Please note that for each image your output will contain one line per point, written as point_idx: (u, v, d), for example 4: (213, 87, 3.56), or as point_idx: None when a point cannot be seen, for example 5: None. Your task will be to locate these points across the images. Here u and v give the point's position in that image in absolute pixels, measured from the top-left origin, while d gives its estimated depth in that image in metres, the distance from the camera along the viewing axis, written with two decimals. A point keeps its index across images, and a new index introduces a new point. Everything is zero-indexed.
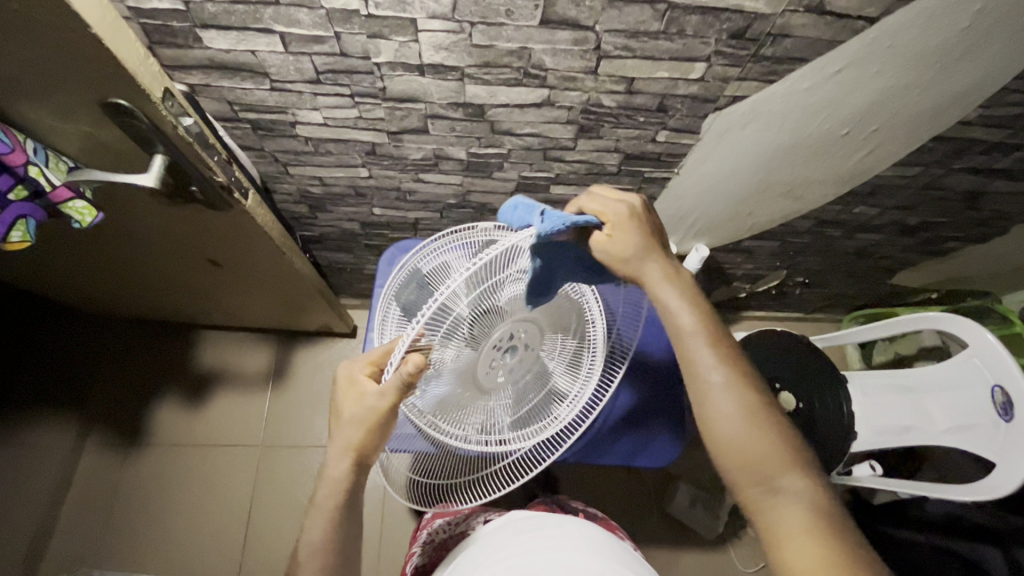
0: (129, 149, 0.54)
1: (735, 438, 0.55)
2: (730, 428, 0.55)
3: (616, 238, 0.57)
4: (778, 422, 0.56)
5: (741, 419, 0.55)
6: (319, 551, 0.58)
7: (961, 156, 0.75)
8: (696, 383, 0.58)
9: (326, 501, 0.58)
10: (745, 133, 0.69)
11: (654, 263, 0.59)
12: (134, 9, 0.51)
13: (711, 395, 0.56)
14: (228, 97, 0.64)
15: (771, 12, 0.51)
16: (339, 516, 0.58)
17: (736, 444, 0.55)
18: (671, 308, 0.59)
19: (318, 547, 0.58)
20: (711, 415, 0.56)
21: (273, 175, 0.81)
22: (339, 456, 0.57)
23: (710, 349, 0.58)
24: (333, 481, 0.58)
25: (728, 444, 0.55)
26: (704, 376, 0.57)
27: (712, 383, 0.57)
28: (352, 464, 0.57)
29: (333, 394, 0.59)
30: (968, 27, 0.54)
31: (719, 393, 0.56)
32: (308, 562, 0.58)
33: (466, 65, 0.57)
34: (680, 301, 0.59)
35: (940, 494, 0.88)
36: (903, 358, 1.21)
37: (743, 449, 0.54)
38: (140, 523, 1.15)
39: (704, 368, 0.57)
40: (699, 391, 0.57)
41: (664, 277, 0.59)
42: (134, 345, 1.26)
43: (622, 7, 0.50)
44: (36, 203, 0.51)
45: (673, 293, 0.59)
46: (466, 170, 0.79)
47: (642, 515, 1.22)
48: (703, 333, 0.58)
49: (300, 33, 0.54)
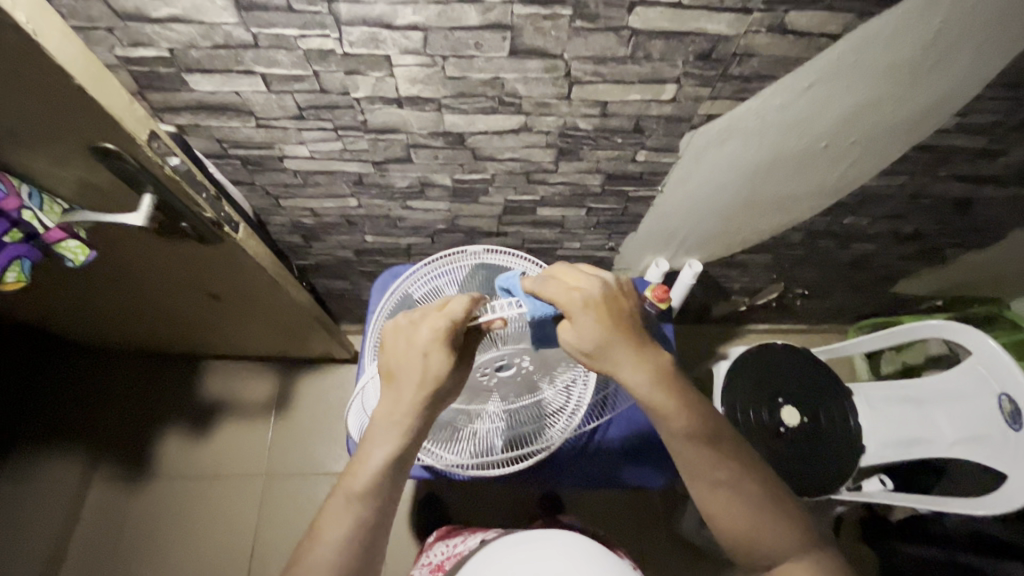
0: (120, 191, 0.56)
1: (741, 531, 0.55)
2: (734, 519, 0.55)
3: (580, 331, 0.55)
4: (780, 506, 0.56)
5: (745, 512, 0.55)
6: (370, 490, 0.52)
7: (946, 164, 0.75)
8: (700, 486, 0.56)
9: (386, 439, 0.53)
10: (725, 149, 0.69)
11: (626, 357, 0.55)
12: (123, 58, 0.54)
13: (712, 490, 0.55)
14: (217, 135, 0.66)
15: (734, 33, 0.52)
16: (383, 474, 0.53)
17: (739, 536, 0.55)
18: (659, 411, 0.55)
19: (364, 495, 0.52)
20: (715, 511, 0.55)
21: (266, 208, 0.84)
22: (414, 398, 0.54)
23: (700, 451, 0.55)
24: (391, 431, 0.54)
25: (734, 535, 0.55)
26: (703, 477, 0.56)
27: (713, 483, 0.55)
28: (426, 414, 0.55)
29: (396, 341, 0.56)
30: (933, 40, 0.55)
31: (717, 485, 0.55)
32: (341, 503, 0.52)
33: (442, 96, 0.59)
34: (665, 400, 0.55)
35: (946, 508, 0.85)
36: (911, 368, 1.18)
37: (746, 537, 0.55)
38: (146, 556, 1.15)
39: (697, 469, 0.56)
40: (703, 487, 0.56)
41: (643, 377, 0.56)
42: (139, 377, 1.28)
43: (587, 35, 0.51)
44: (31, 245, 0.53)
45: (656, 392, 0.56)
46: (453, 197, 0.81)
47: (650, 537, 1.19)
48: (686, 427, 0.55)
49: (280, 72, 0.56)
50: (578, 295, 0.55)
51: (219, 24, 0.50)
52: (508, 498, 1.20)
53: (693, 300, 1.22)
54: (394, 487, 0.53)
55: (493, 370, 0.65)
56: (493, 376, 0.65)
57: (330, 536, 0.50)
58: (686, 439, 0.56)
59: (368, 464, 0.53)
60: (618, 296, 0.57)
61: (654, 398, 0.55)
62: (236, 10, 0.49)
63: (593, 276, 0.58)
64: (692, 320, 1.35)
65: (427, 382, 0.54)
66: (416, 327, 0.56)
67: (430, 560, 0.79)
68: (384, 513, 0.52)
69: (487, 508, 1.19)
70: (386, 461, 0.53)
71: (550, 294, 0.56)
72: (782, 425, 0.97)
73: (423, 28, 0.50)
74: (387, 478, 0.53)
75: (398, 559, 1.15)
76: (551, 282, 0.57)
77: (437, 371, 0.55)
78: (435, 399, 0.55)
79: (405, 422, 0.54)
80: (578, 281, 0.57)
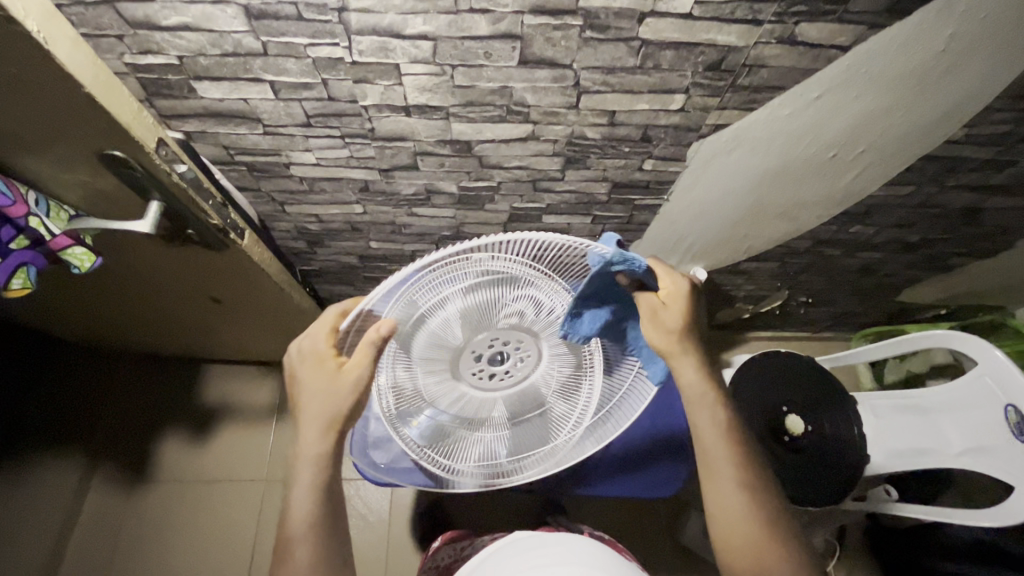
0: (127, 197, 0.56)
1: (747, 532, 0.56)
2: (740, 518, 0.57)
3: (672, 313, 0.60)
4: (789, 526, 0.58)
5: (754, 515, 0.57)
6: (309, 520, 0.57)
7: (953, 174, 0.75)
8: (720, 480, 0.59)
9: (307, 474, 0.58)
10: (732, 157, 0.69)
11: (692, 349, 0.61)
12: (131, 65, 0.54)
13: (727, 486, 0.58)
14: (223, 142, 0.66)
15: (744, 45, 0.52)
16: (325, 492, 0.58)
17: (741, 542, 0.57)
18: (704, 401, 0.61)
19: (304, 525, 0.57)
20: (722, 505, 0.58)
21: (271, 214, 0.84)
22: (315, 431, 0.58)
23: (731, 449, 0.59)
24: (317, 454, 0.58)
25: (735, 541, 0.57)
26: (722, 470, 0.58)
27: (730, 479, 0.58)
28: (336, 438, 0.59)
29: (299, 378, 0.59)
30: (943, 51, 0.55)
31: (731, 483, 0.58)
32: (291, 540, 0.57)
33: (451, 104, 0.59)
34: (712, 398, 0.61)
35: (950, 518, 0.85)
36: (915, 376, 1.18)
37: (750, 540, 0.56)
38: (145, 562, 1.15)
39: (722, 465, 0.59)
40: (718, 481, 0.59)
41: (696, 372, 0.61)
42: (140, 380, 1.27)
43: (597, 45, 0.51)
44: (37, 251, 0.53)
45: (705, 386, 0.61)
46: (458, 204, 0.81)
47: (652, 544, 1.19)
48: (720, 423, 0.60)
49: (289, 80, 0.56)
50: (683, 284, 0.61)
51: (228, 32, 0.50)
52: (511, 504, 1.19)
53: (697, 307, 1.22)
54: (332, 504, 0.59)
55: (482, 358, 0.61)
56: (482, 370, 0.62)
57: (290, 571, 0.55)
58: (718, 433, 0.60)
59: (295, 504, 0.58)
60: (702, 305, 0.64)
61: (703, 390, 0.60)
62: (246, 19, 0.48)
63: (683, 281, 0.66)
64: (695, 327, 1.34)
65: (330, 408, 0.57)
66: (301, 366, 0.58)
67: (438, 563, 0.79)
68: (333, 533, 0.58)
69: (489, 514, 1.19)
70: (309, 494, 0.58)
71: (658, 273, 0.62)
72: (785, 433, 0.98)
73: (433, 38, 0.50)
74: (322, 502, 0.58)
75: (400, 564, 1.15)
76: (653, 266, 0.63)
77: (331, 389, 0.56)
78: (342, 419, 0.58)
79: (318, 452, 0.58)
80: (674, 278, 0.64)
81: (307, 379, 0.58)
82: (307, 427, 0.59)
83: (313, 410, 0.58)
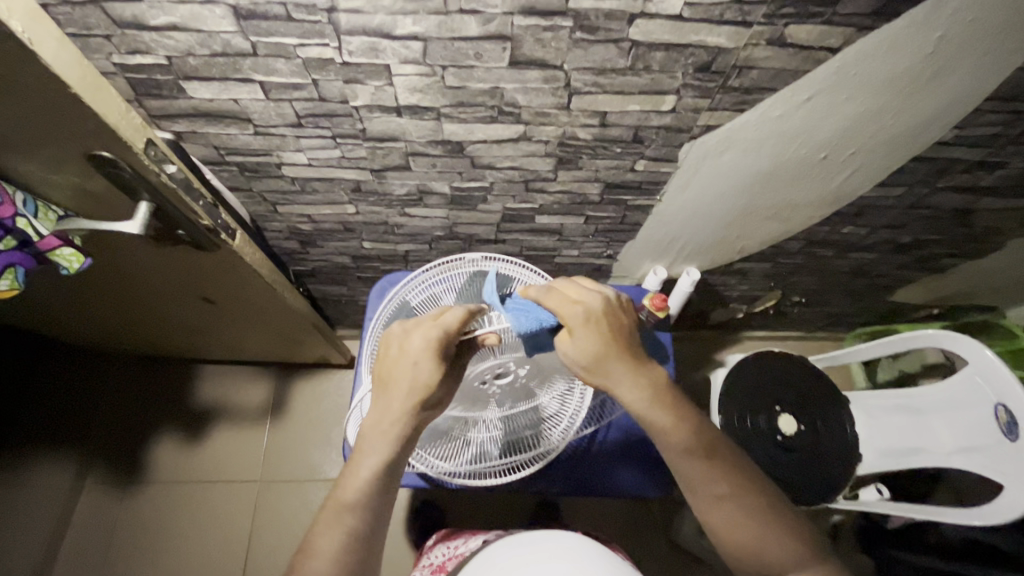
0: (116, 198, 0.56)
1: (748, 544, 0.53)
2: (737, 531, 0.54)
3: (580, 346, 0.55)
4: (786, 519, 0.55)
5: (750, 524, 0.54)
6: (363, 504, 0.51)
7: (943, 175, 0.75)
8: (700, 499, 0.55)
9: (379, 449, 0.52)
10: (723, 159, 0.69)
11: (625, 371, 0.56)
12: (120, 65, 0.54)
13: (713, 504, 0.55)
14: (214, 142, 0.66)
15: (734, 46, 0.52)
16: (388, 477, 0.52)
17: (748, 552, 0.53)
18: (655, 425, 0.56)
19: (356, 508, 0.51)
20: (718, 525, 0.54)
21: (263, 214, 0.83)
22: (398, 407, 0.53)
23: (701, 464, 0.55)
24: (390, 430, 0.53)
25: (738, 552, 0.54)
26: (704, 489, 0.55)
27: (713, 497, 0.55)
28: (416, 424, 0.54)
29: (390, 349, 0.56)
30: (932, 53, 0.55)
31: (717, 500, 0.54)
32: (336, 520, 0.50)
33: (442, 105, 0.59)
34: (663, 415, 0.56)
35: (941, 517, 0.85)
36: (907, 376, 1.19)
37: (754, 553, 0.53)
38: (138, 564, 1.14)
39: (701, 481, 0.55)
40: (705, 501, 0.55)
41: (638, 392, 0.56)
42: (134, 381, 1.27)
43: (587, 46, 0.51)
44: (25, 252, 0.53)
45: (653, 406, 0.56)
46: (451, 204, 0.80)
47: (646, 544, 1.19)
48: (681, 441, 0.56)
49: (279, 81, 0.56)
50: (577, 307, 0.56)
51: (217, 32, 0.50)
52: (506, 505, 1.19)
53: (691, 307, 1.22)
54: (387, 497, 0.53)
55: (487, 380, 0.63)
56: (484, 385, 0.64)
57: (323, 556, 0.48)
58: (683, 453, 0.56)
59: (357, 477, 0.52)
60: (618, 311, 0.57)
61: (651, 412, 0.56)
62: (235, 19, 0.48)
63: (590, 290, 0.59)
64: (690, 327, 1.35)
65: (421, 392, 0.54)
66: (409, 335, 0.55)
67: (430, 562, 0.78)
68: (378, 530, 0.51)
69: (483, 514, 1.19)
70: (375, 473, 0.52)
71: (550, 305, 0.57)
72: (779, 432, 0.97)
73: (423, 39, 0.50)
74: (380, 488, 0.52)
75: (396, 565, 1.15)
76: (552, 294, 0.58)
77: (429, 377, 0.54)
78: (425, 408, 0.54)
79: (395, 431, 0.53)
80: (578, 292, 0.58)
81: (420, 360, 0.54)
82: (391, 400, 0.54)
83: (403, 389, 0.54)
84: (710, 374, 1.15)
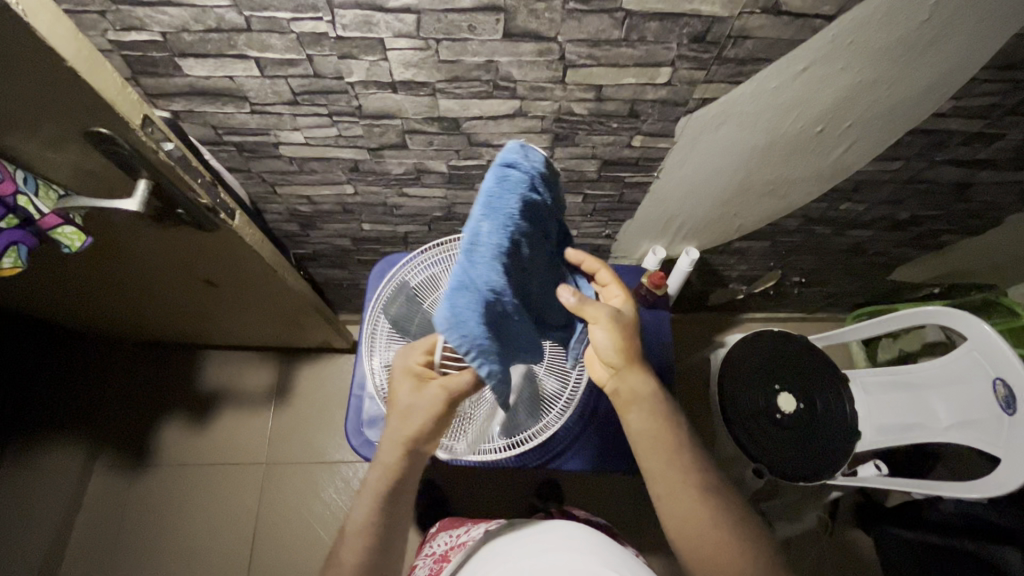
0: (115, 175, 0.56)
1: (699, 532, 0.56)
2: (691, 510, 0.56)
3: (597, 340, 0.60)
4: (751, 526, 0.57)
5: (705, 513, 0.56)
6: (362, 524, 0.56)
7: (941, 148, 0.75)
8: (659, 479, 0.59)
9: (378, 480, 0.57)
10: (720, 133, 0.69)
11: (634, 370, 0.61)
12: (115, 42, 0.54)
13: (679, 488, 0.57)
14: (212, 122, 0.66)
15: (728, 15, 0.52)
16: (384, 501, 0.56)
17: (698, 538, 0.55)
18: (638, 402, 0.61)
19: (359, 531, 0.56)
20: (675, 507, 0.57)
21: (262, 195, 0.84)
22: (395, 444, 0.56)
23: (673, 445, 0.59)
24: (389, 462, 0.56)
25: (689, 536, 0.56)
26: (669, 470, 0.58)
27: (679, 478, 0.58)
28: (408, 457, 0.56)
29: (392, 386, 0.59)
30: (928, 21, 0.54)
31: (683, 486, 0.57)
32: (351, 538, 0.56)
33: (437, 80, 0.59)
34: (647, 395, 0.61)
35: (940, 491, 0.86)
36: (907, 355, 1.19)
37: (703, 538, 0.55)
38: (146, 544, 1.17)
39: (670, 459, 0.59)
40: (668, 484, 0.58)
41: (640, 378, 0.61)
42: (138, 365, 1.28)
43: (581, 17, 0.51)
44: (27, 231, 0.54)
45: (644, 387, 0.61)
46: (449, 183, 0.80)
47: (648, 523, 1.20)
48: (658, 420, 0.60)
49: (274, 57, 0.56)
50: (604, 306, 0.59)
51: (211, 7, 0.50)
52: (506, 488, 1.20)
53: (691, 288, 1.22)
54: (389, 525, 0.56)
55: None
56: None
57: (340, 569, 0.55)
58: (659, 433, 0.60)
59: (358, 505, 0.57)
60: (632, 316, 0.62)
61: (631, 394, 0.61)
62: None
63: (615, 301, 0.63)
64: (690, 308, 1.35)
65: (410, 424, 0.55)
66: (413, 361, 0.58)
67: (434, 550, 0.77)
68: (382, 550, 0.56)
69: (485, 496, 1.20)
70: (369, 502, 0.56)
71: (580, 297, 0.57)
72: (777, 411, 0.98)
73: (416, 11, 0.50)
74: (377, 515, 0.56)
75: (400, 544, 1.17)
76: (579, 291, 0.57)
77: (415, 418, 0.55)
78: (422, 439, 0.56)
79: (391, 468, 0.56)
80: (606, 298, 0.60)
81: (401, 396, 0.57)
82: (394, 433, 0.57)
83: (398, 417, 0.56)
84: (710, 355, 1.15)
